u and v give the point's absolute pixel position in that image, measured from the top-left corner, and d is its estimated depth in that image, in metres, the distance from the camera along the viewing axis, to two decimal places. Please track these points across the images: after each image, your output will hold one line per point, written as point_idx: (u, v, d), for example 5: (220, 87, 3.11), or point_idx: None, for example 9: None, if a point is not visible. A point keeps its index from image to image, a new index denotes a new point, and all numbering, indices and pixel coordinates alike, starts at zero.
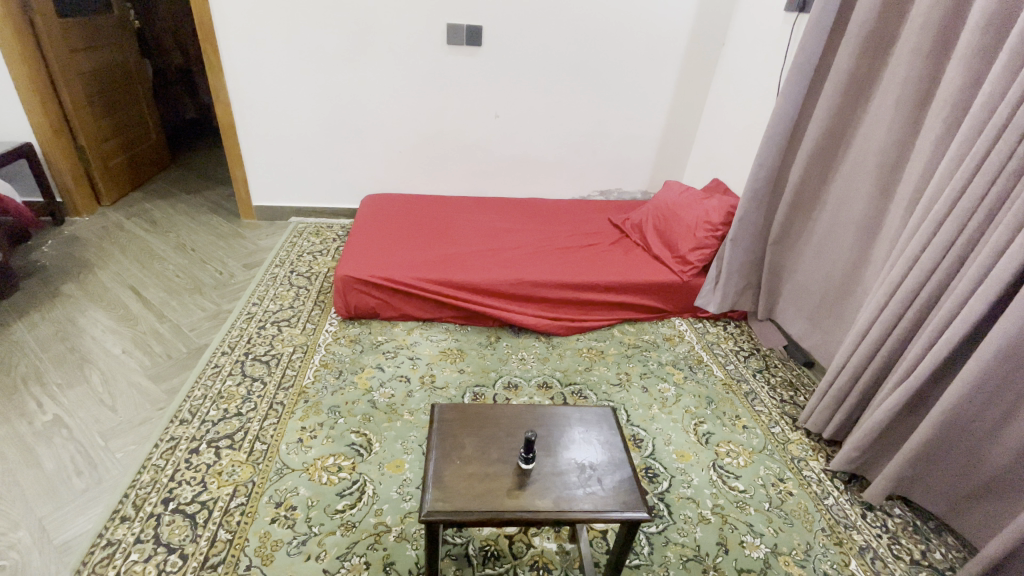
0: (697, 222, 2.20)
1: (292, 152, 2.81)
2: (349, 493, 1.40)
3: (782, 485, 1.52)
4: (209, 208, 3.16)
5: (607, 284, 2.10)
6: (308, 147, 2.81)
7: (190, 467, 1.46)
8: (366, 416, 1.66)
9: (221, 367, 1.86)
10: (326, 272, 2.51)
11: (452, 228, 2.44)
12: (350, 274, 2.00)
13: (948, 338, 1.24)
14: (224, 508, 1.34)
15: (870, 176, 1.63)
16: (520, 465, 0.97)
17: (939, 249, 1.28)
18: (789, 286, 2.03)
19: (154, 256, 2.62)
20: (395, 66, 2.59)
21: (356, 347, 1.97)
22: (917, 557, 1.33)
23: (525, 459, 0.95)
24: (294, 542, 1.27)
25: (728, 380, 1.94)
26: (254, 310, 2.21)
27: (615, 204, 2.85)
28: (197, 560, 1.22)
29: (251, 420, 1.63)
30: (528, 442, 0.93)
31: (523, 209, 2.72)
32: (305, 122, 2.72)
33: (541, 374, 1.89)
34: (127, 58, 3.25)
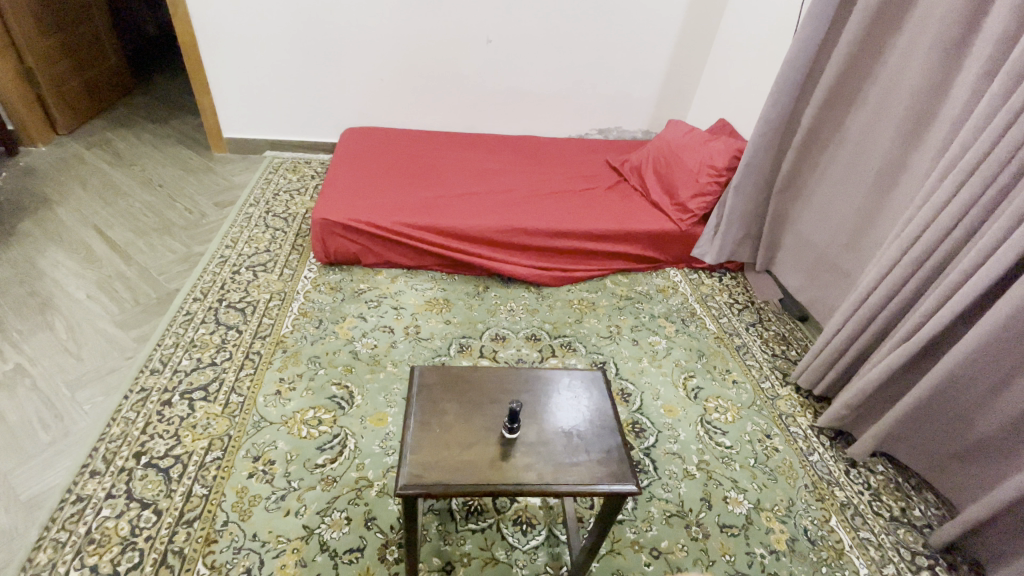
0: (700, 167, 2.07)
1: (263, 78, 2.56)
2: (329, 448, 1.36)
3: (769, 442, 1.52)
4: (177, 139, 2.92)
5: (602, 232, 1.99)
6: (281, 73, 2.55)
7: (162, 419, 1.41)
8: (348, 367, 1.60)
9: (194, 314, 1.77)
10: (305, 213, 2.37)
11: (439, 167, 2.28)
12: (328, 218, 1.87)
13: (957, 303, 1.18)
14: (198, 462, 1.30)
15: (893, 121, 1.50)
16: (504, 435, 0.91)
17: (961, 206, 1.18)
18: (790, 238, 1.94)
19: (118, 192, 2.44)
20: None
21: (337, 295, 1.88)
22: (897, 513, 1.34)
23: (510, 428, 0.90)
24: (272, 498, 1.24)
25: (720, 333, 1.89)
26: (228, 253, 2.08)
27: (614, 144, 2.68)
28: (172, 515, 1.19)
29: (226, 371, 1.56)
30: (513, 411, 0.87)
31: (516, 148, 2.54)
32: (276, 43, 2.45)
33: (529, 326, 1.82)
34: None
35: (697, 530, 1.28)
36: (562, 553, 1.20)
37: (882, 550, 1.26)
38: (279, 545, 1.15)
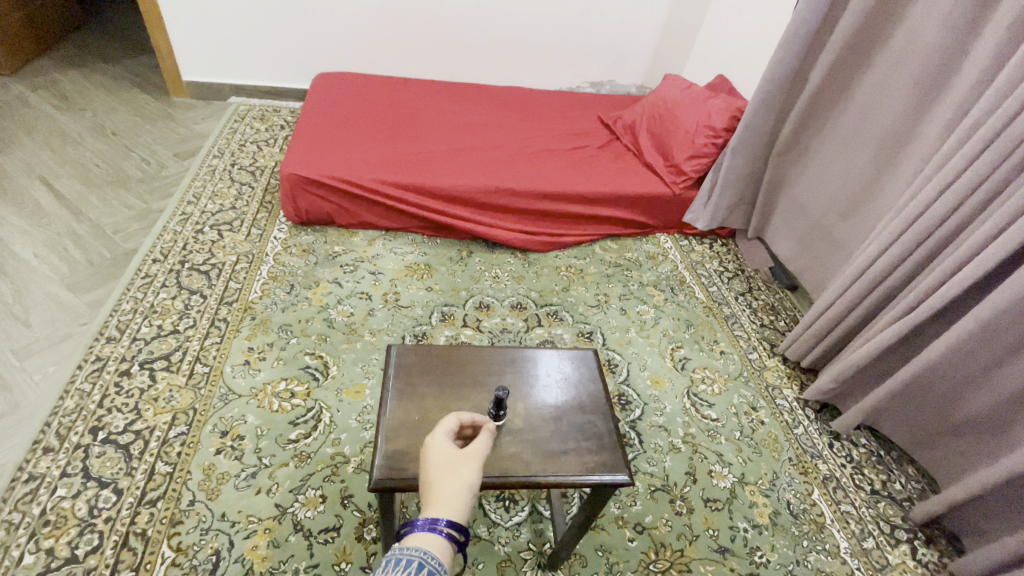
0: (697, 126, 1.95)
1: (223, 14, 2.31)
2: (303, 422, 1.29)
3: (754, 414, 1.50)
4: (131, 81, 2.66)
5: (592, 195, 1.89)
6: (243, 8, 2.30)
7: (121, 392, 1.31)
8: (322, 336, 1.51)
9: (154, 277, 1.64)
10: (274, 167, 2.20)
11: (419, 120, 2.12)
12: (298, 174, 1.72)
13: (961, 281, 1.13)
14: (161, 438, 1.23)
15: (905, 82, 1.40)
16: (489, 422, 0.84)
17: (973, 178, 1.12)
18: (786, 205, 1.87)
19: (65, 140, 2.22)
20: None
21: (310, 258, 1.76)
22: (877, 486, 1.36)
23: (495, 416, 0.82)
24: (242, 476, 1.17)
25: (709, 303, 1.85)
26: (190, 210, 1.93)
27: (606, 99, 2.52)
28: (134, 495, 1.12)
29: (190, 339, 1.46)
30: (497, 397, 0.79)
31: (502, 100, 2.37)
32: None
33: (515, 294, 1.75)
34: None
35: (681, 504, 1.27)
36: (545, 530, 1.18)
37: (862, 523, 1.27)
38: (250, 526, 1.10)
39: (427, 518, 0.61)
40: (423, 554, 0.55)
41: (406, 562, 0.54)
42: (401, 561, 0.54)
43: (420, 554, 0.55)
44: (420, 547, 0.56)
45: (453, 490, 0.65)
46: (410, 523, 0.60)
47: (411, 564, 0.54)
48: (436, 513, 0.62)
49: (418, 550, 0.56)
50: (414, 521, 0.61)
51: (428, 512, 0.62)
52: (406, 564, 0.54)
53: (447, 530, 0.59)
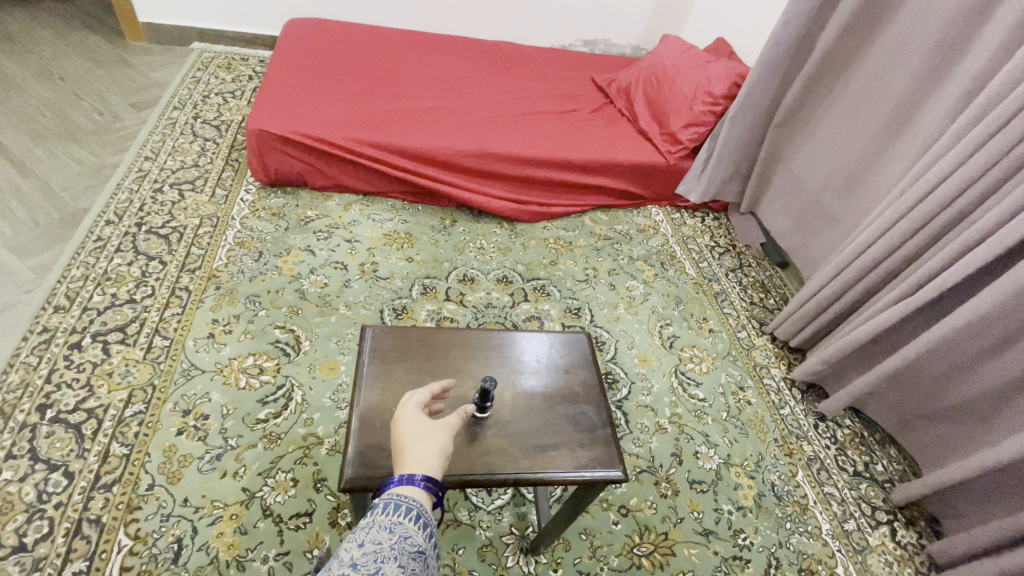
0: (695, 92, 1.85)
1: None
2: (273, 401, 1.22)
3: (741, 394, 1.48)
4: (81, 21, 2.41)
5: (583, 163, 1.79)
6: None
7: (71, 366, 1.21)
8: (294, 308, 1.42)
9: (107, 240, 1.50)
10: (240, 122, 2.03)
11: (400, 74, 1.96)
12: (266, 130, 1.58)
13: (967, 265, 1.08)
14: (117, 418, 1.13)
15: (918, 49, 1.32)
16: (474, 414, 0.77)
17: (990, 156, 1.06)
18: (782, 179, 1.80)
19: (5, 84, 2.00)
20: None
21: (280, 223, 1.64)
22: (860, 468, 1.36)
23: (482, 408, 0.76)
24: (206, 458, 1.10)
25: (699, 279, 1.80)
26: (148, 167, 1.77)
27: (599, 59, 2.38)
28: (87, 479, 1.04)
29: (149, 310, 1.35)
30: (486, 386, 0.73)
31: (489, 56, 2.22)
32: None
33: (500, 267, 1.66)
34: None
35: (666, 486, 1.24)
36: (528, 513, 1.14)
37: (844, 505, 1.27)
38: (215, 511, 1.03)
39: (401, 474, 0.58)
40: (420, 505, 0.55)
41: (407, 509, 0.54)
42: (402, 507, 0.54)
43: (414, 504, 0.55)
44: (414, 497, 0.56)
45: (425, 450, 0.62)
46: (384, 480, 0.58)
47: (411, 511, 0.54)
48: (409, 469, 0.59)
49: (413, 500, 0.55)
50: (389, 477, 0.58)
51: (402, 468, 0.60)
52: (407, 511, 0.54)
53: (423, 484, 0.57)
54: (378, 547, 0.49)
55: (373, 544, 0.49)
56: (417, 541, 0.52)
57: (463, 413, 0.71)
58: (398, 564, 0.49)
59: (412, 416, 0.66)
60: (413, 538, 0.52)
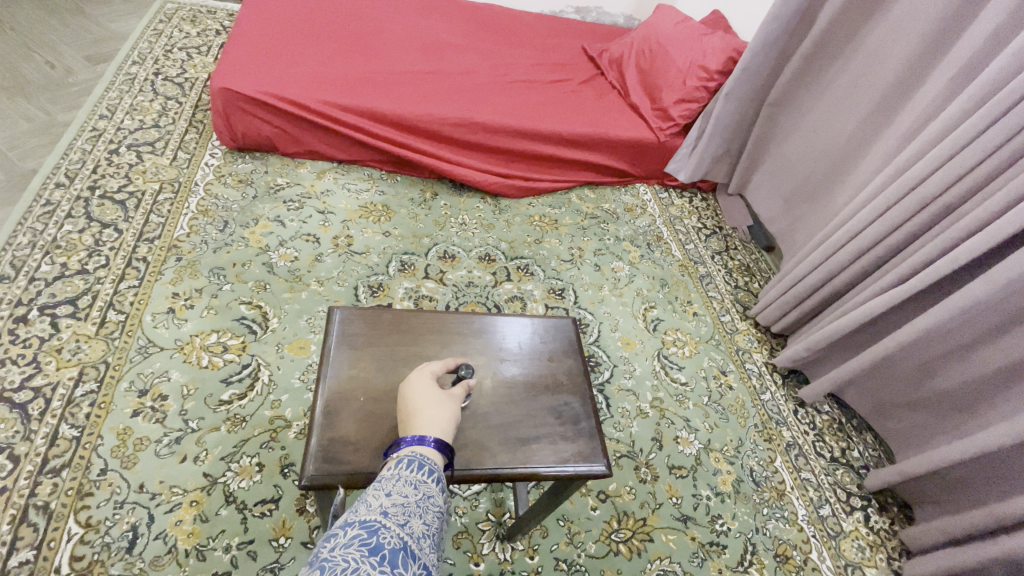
0: (690, 66, 1.78)
1: None
2: (237, 381, 1.15)
3: (723, 379, 1.46)
4: None
5: (571, 137, 1.71)
6: None
7: (15, 342, 1.12)
8: (261, 283, 1.33)
9: (57, 205, 1.39)
10: (205, 80, 1.88)
11: (378, 34, 1.84)
12: (230, 88, 1.46)
13: (958, 256, 1.06)
14: (66, 397, 1.06)
15: (920, 25, 1.26)
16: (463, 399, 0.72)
17: (993, 142, 1.01)
18: (774, 159, 1.76)
19: None
20: None
21: (247, 190, 1.53)
22: (836, 454, 1.37)
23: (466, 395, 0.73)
24: (165, 441, 1.03)
25: (685, 261, 1.76)
26: (103, 126, 1.63)
27: (590, 27, 2.28)
28: (33, 463, 0.97)
29: (102, 281, 1.25)
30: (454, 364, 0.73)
31: (476, 19, 2.10)
32: None
33: (482, 244, 1.60)
34: None
35: (646, 472, 1.23)
36: (505, 500, 1.11)
37: (820, 491, 1.28)
38: (173, 498, 0.97)
39: (414, 437, 0.57)
40: (441, 469, 0.55)
41: (431, 468, 0.54)
42: (426, 466, 0.54)
43: (436, 466, 0.55)
44: (434, 459, 0.55)
45: (437, 417, 0.60)
46: (397, 443, 0.57)
47: (434, 473, 0.54)
48: (422, 432, 0.58)
49: (436, 463, 0.55)
50: (401, 440, 0.57)
51: (412, 431, 0.58)
52: (431, 471, 0.54)
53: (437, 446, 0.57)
54: (405, 500, 0.48)
55: (400, 497, 0.49)
56: (440, 502, 0.52)
57: (468, 383, 0.69)
58: (424, 520, 0.48)
59: (423, 382, 0.64)
60: (436, 499, 0.51)
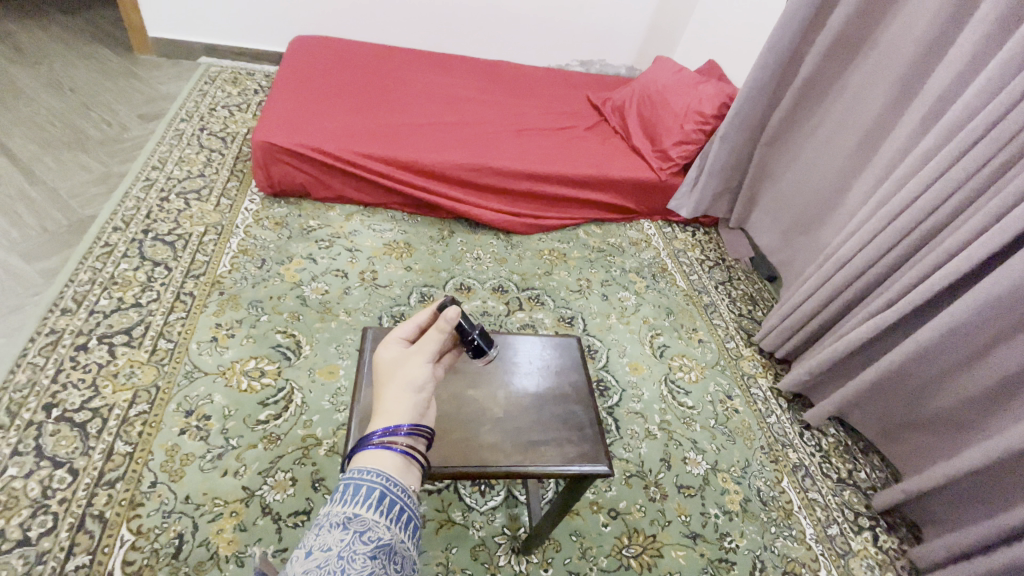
0: (687, 112, 1.92)
1: None
2: (273, 403, 1.25)
3: (729, 402, 1.52)
4: (90, 33, 2.45)
5: (578, 178, 1.85)
6: None
7: (77, 368, 1.24)
8: (295, 314, 1.46)
9: (114, 247, 1.54)
10: (245, 134, 2.09)
11: (401, 90, 2.04)
12: (271, 142, 1.64)
13: (940, 279, 1.14)
14: (121, 417, 1.17)
15: (893, 74, 1.39)
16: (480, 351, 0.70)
17: (962, 173, 1.12)
18: (770, 194, 1.87)
19: (17, 93, 2.05)
20: None
21: (283, 231, 1.69)
22: (843, 475, 1.40)
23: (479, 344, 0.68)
24: (208, 457, 1.13)
25: (689, 290, 1.85)
26: (154, 177, 1.81)
27: (595, 79, 2.47)
28: (91, 476, 1.07)
29: (154, 313, 1.39)
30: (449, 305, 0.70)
31: (489, 74, 2.30)
32: None
33: (496, 277, 1.71)
34: None
35: (655, 490, 1.28)
36: (520, 515, 1.17)
37: (828, 511, 1.31)
38: (215, 509, 1.06)
39: (385, 429, 0.55)
40: (382, 483, 0.51)
41: (366, 489, 0.49)
42: (360, 489, 0.49)
43: (377, 480, 0.51)
44: (379, 471, 0.52)
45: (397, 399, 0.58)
46: (365, 437, 0.55)
47: (372, 494, 0.49)
48: (391, 420, 0.56)
49: (375, 477, 0.51)
50: (369, 433, 0.55)
51: (381, 421, 0.56)
52: (367, 493, 0.49)
53: (412, 439, 0.56)
54: (324, 556, 0.44)
55: (321, 551, 0.44)
56: (377, 532, 0.47)
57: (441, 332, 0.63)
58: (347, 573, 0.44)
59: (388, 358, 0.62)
60: (373, 529, 0.47)
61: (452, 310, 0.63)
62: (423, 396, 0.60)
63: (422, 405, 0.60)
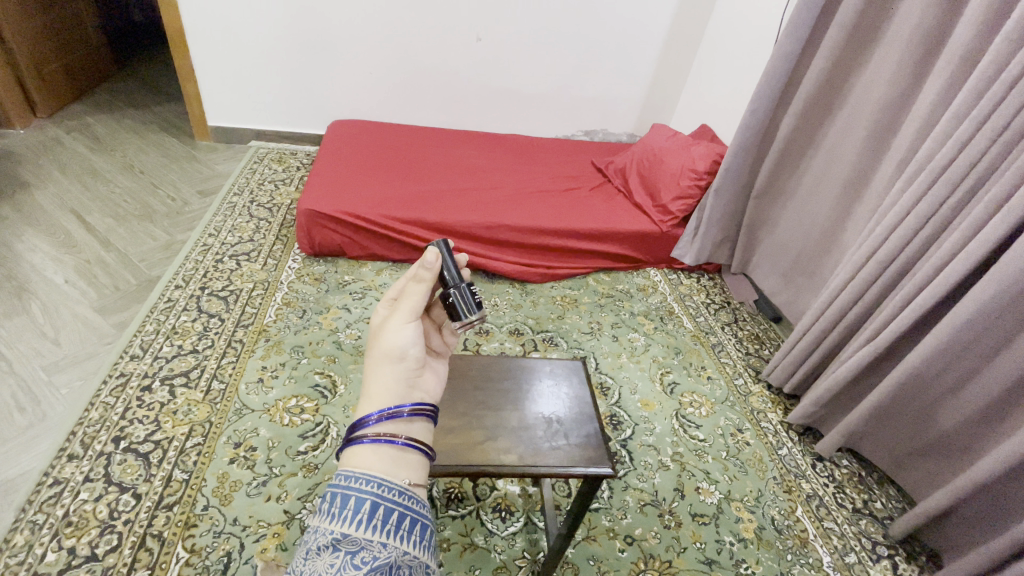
0: (682, 170, 2.12)
1: (264, 76, 2.57)
2: (312, 436, 1.38)
3: (740, 436, 1.57)
4: (159, 125, 2.84)
5: (585, 231, 2.04)
6: (291, 75, 2.58)
7: (142, 405, 1.40)
8: (332, 357, 1.61)
9: (176, 302, 1.75)
10: (289, 204, 2.36)
11: (425, 162, 2.30)
12: (314, 210, 1.87)
13: (917, 307, 1.24)
14: (179, 448, 1.30)
15: (861, 130, 1.56)
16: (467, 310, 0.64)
17: (924, 211, 1.22)
18: (765, 240, 2.00)
19: (98, 176, 2.37)
20: None
21: (321, 286, 1.88)
22: (859, 505, 1.42)
23: (456, 304, 0.63)
24: (253, 483, 1.25)
25: (697, 331, 1.95)
26: (211, 242, 2.06)
27: (599, 146, 2.72)
28: (152, 500, 1.19)
29: (209, 358, 1.56)
30: (440, 249, 0.63)
31: (503, 145, 2.57)
32: (276, 44, 2.47)
33: (513, 321, 1.86)
34: None
35: (670, 518, 1.33)
36: (539, 539, 1.24)
37: (845, 540, 1.33)
38: (260, 530, 1.17)
39: (382, 411, 0.49)
40: (375, 493, 0.44)
41: (355, 502, 0.43)
42: (350, 503, 0.43)
43: (369, 490, 0.44)
44: (371, 478, 0.45)
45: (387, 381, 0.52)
46: (358, 425, 0.48)
47: (364, 507, 0.43)
48: (387, 402, 0.50)
49: (367, 487, 0.44)
50: (363, 418, 0.48)
51: (376, 402, 0.50)
52: (358, 505, 0.43)
53: (413, 421, 0.50)
54: None
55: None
56: (372, 551, 0.41)
57: (424, 286, 0.57)
58: None
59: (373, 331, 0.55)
60: (366, 548, 0.41)
61: (429, 256, 0.57)
62: (408, 366, 0.54)
63: (410, 375, 0.54)
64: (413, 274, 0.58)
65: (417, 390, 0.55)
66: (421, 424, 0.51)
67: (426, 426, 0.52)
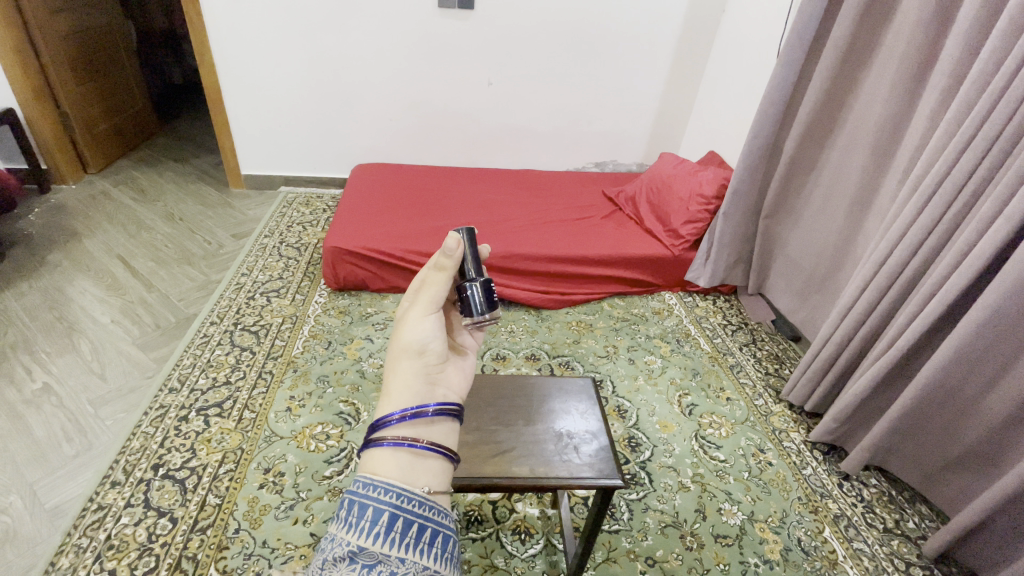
0: (691, 195, 2.18)
1: (291, 125, 2.76)
2: (336, 461, 1.44)
3: (762, 456, 1.56)
4: (197, 176, 3.06)
5: (597, 257, 2.09)
6: (317, 124, 2.77)
7: (179, 434, 1.48)
8: (355, 386, 1.68)
9: (210, 337, 1.85)
10: (316, 243, 2.49)
11: (443, 199, 2.41)
12: (339, 247, 1.99)
13: (926, 318, 1.23)
14: (212, 474, 1.37)
15: (862, 147, 1.59)
16: (479, 311, 0.67)
17: (926, 222, 1.25)
18: (778, 260, 2.01)
19: (141, 225, 2.55)
20: (396, 45, 2.55)
21: (345, 318, 1.98)
22: (890, 525, 1.38)
23: (472, 296, 0.66)
24: (281, 507, 1.31)
25: (714, 353, 1.96)
26: (244, 281, 2.18)
27: (609, 177, 2.81)
28: (187, 523, 1.26)
29: (240, 390, 1.64)
30: (466, 237, 0.66)
31: (517, 180, 2.68)
32: (303, 96, 2.67)
33: (529, 346, 1.91)
34: (112, 32, 3.11)
35: (692, 539, 1.32)
36: (559, 561, 1.24)
37: (876, 560, 1.30)
38: (288, 552, 1.22)
39: (404, 411, 0.52)
40: (393, 504, 0.46)
41: (373, 513, 0.45)
42: (367, 513, 0.45)
43: (388, 500, 0.46)
44: (389, 488, 0.47)
45: (409, 383, 0.56)
46: (380, 426, 0.51)
47: (381, 518, 0.45)
48: (409, 402, 0.54)
49: (386, 497, 0.46)
50: (385, 418, 0.51)
51: (398, 403, 0.53)
52: (375, 516, 0.45)
53: (436, 421, 0.53)
54: None
55: None
56: (389, 566, 0.43)
57: (446, 278, 0.61)
58: None
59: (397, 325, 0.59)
60: (383, 562, 0.43)
61: (451, 244, 0.59)
62: (427, 360, 0.58)
63: (430, 369, 0.58)
64: (434, 262, 0.61)
65: (439, 384, 0.59)
66: (443, 425, 0.54)
67: (451, 425, 0.55)
